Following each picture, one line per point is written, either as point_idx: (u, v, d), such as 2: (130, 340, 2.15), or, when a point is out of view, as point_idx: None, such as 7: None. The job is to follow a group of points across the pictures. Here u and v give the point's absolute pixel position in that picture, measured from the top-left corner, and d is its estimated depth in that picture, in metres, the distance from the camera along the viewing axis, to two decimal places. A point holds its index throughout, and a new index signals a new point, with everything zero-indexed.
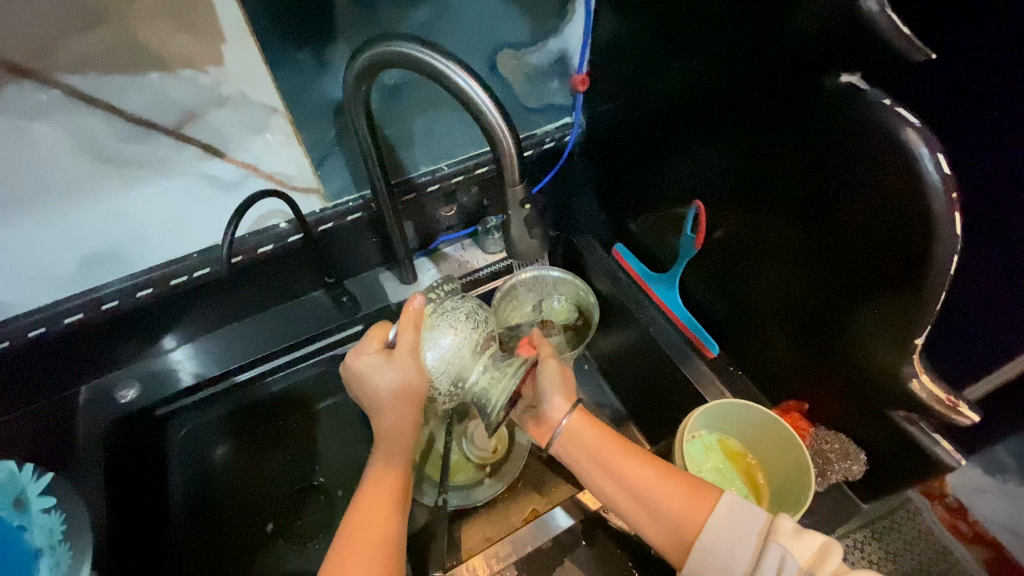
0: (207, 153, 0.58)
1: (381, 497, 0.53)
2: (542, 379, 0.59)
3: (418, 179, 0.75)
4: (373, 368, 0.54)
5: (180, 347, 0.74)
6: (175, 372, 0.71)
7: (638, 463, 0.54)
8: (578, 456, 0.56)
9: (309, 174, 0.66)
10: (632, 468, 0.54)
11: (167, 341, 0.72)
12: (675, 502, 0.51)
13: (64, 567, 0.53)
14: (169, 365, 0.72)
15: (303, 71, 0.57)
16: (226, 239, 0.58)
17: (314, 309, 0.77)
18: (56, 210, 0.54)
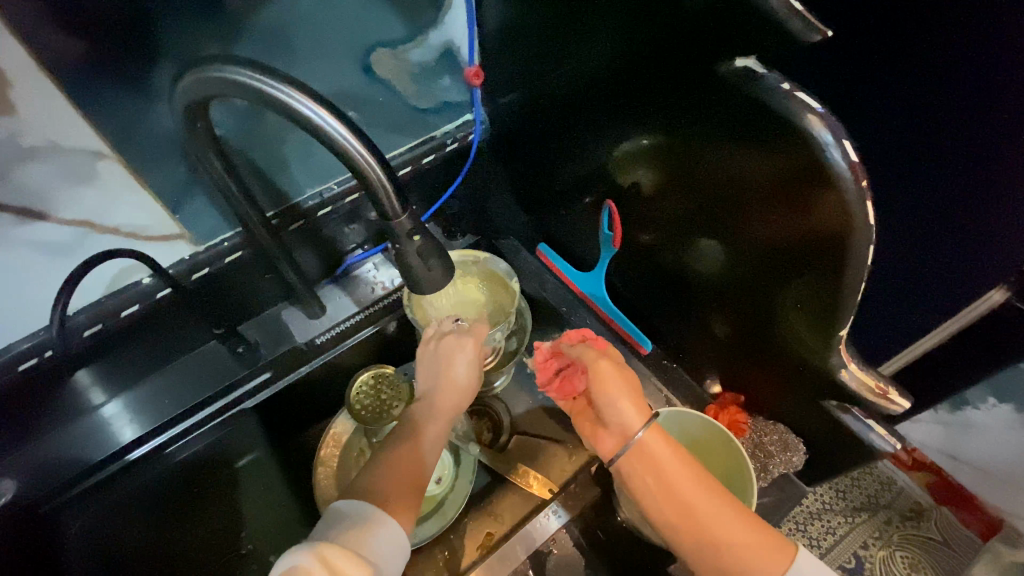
0: (24, 216, 0.47)
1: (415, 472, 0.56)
2: (607, 385, 0.52)
3: (305, 204, 0.67)
4: (462, 361, 0.60)
5: (110, 401, 0.66)
6: (109, 430, 0.65)
7: (719, 506, 0.48)
8: (644, 474, 0.50)
9: (166, 220, 0.56)
10: (699, 496, 0.48)
11: (93, 396, 0.65)
12: (747, 551, 0.47)
13: None
14: (100, 422, 0.65)
15: (130, 106, 0.47)
16: (58, 316, 0.52)
17: (209, 364, 0.69)
18: None
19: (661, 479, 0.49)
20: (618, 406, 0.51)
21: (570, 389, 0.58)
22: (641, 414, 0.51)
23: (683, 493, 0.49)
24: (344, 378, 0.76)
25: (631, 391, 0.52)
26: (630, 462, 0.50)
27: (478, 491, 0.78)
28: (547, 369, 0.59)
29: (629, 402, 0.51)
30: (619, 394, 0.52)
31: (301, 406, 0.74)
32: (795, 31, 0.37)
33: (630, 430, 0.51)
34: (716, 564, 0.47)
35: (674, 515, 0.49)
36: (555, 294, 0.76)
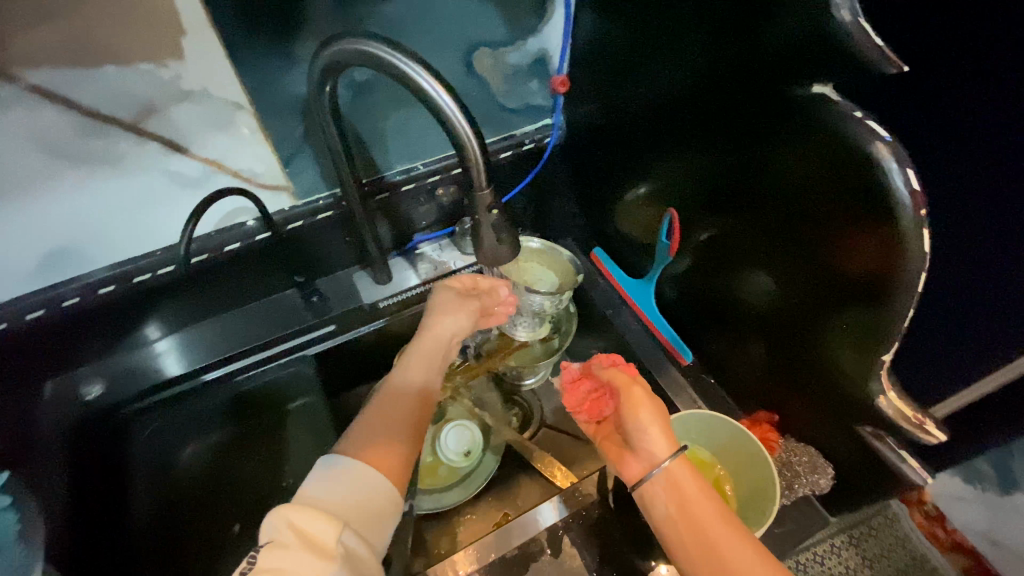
0: (169, 147, 0.56)
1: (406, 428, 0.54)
2: (633, 406, 0.52)
3: (393, 178, 0.74)
4: (448, 306, 0.64)
5: (163, 338, 0.73)
6: (157, 363, 0.71)
7: (749, 552, 0.44)
8: (667, 501, 0.48)
9: (277, 171, 0.64)
10: (730, 541, 0.45)
11: (149, 332, 0.71)
12: None
13: (16, 566, 0.54)
14: (151, 356, 0.71)
15: (271, 68, 0.55)
16: (185, 238, 0.57)
17: (282, 310, 0.76)
18: (12, 206, 0.53)
19: (682, 509, 0.47)
20: (643, 428, 0.51)
21: (597, 412, 0.56)
22: (668, 440, 0.50)
23: (711, 534, 0.45)
24: (396, 344, 0.81)
25: (660, 418, 0.51)
26: (655, 488, 0.49)
27: (502, 472, 0.81)
28: (575, 391, 0.57)
29: (655, 427, 0.51)
30: (648, 419, 0.51)
31: (356, 363, 0.80)
32: (872, 61, 0.40)
33: (657, 457, 0.50)
34: None
35: (696, 553, 0.45)
36: (603, 295, 0.80)
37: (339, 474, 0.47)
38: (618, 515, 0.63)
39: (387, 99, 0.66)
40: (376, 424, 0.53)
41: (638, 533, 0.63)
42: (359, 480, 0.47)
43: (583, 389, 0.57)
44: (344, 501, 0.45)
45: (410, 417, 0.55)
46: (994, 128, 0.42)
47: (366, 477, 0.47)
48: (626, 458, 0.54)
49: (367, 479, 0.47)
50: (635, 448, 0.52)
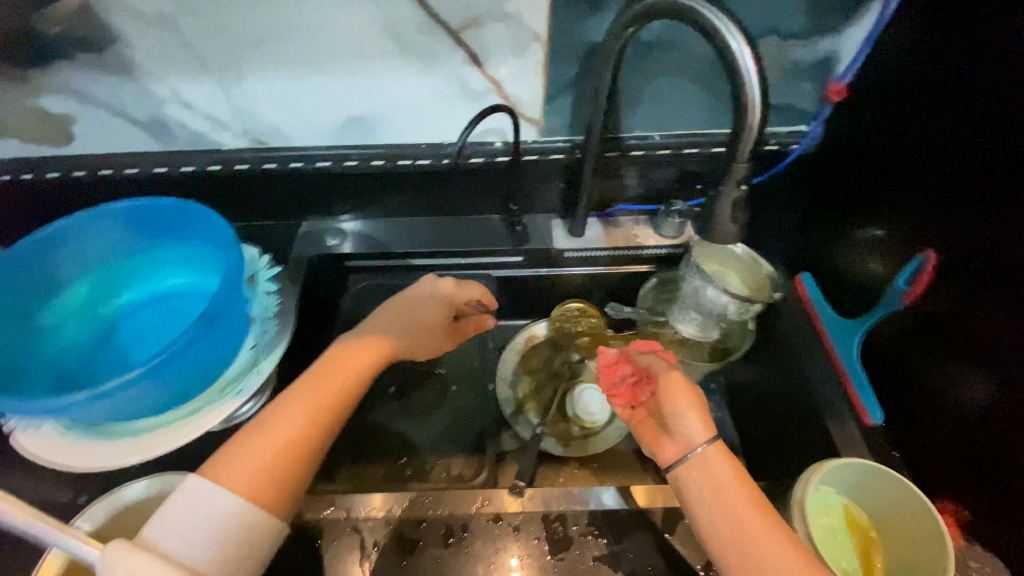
0: (470, 59, 0.64)
1: (317, 398, 0.54)
2: (670, 393, 0.56)
3: (628, 140, 0.76)
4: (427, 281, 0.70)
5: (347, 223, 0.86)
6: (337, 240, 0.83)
7: (773, 534, 0.48)
8: (701, 484, 0.51)
9: (538, 104, 0.70)
10: (754, 522, 0.48)
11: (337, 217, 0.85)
12: None
13: (269, 335, 0.61)
14: (334, 231, 0.84)
15: (577, 10, 0.60)
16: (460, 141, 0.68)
17: (485, 229, 0.85)
18: (347, 74, 0.66)
19: (714, 491, 0.50)
20: (683, 414, 0.55)
21: (634, 397, 0.61)
22: (704, 428, 0.54)
23: (737, 513, 0.49)
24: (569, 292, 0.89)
25: (699, 405, 0.55)
26: (688, 470, 0.52)
27: (623, 449, 0.82)
28: (610, 374, 0.62)
29: (694, 415, 0.54)
30: (685, 407, 0.55)
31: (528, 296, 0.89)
32: None
33: (693, 442, 0.54)
34: None
35: (726, 530, 0.49)
36: (792, 322, 0.75)
37: (197, 504, 0.45)
38: None
39: (661, 64, 0.68)
40: (251, 435, 0.50)
41: None
42: (197, 495, 0.45)
43: (619, 373, 0.62)
44: (204, 541, 0.44)
45: (315, 418, 0.53)
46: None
47: (206, 484, 0.46)
48: (661, 441, 0.57)
49: (225, 507, 0.45)
50: (671, 430, 0.56)
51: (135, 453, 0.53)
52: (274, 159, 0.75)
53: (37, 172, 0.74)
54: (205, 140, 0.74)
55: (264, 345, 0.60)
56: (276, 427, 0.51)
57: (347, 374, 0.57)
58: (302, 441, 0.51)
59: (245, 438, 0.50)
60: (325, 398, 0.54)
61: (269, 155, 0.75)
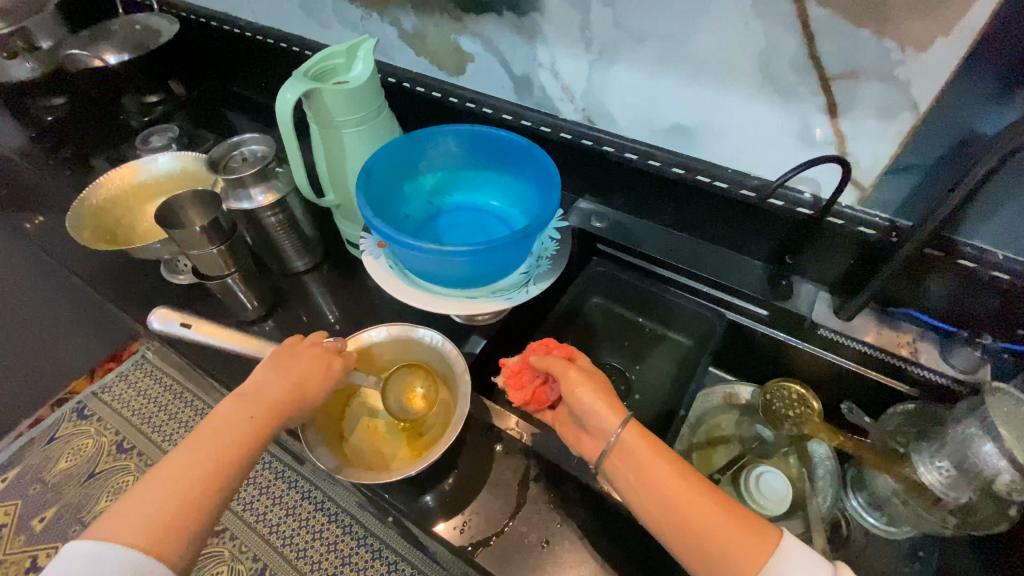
0: (825, 109, 0.64)
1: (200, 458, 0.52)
2: (580, 400, 0.58)
3: (962, 248, 0.66)
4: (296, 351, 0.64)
5: (586, 203, 0.97)
6: (577, 215, 0.95)
7: (692, 491, 0.52)
8: (624, 470, 0.55)
9: (874, 172, 0.67)
10: (673, 482, 0.52)
11: (581, 202, 0.97)
12: (724, 536, 0.49)
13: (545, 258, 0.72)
14: (577, 208, 0.96)
15: (977, 94, 0.55)
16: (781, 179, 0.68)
17: (745, 271, 0.85)
18: (699, 87, 0.71)
19: (633, 469, 0.54)
20: (588, 407, 0.57)
21: (545, 395, 0.65)
22: (613, 414, 0.56)
23: (664, 488, 0.52)
24: (791, 369, 0.85)
25: (596, 394, 0.57)
26: (613, 461, 0.55)
27: None
28: (517, 380, 0.66)
29: (601, 407, 0.57)
30: (586, 398, 0.57)
31: (754, 350, 0.88)
32: None
33: (608, 429, 0.56)
34: (692, 549, 0.50)
35: (642, 493, 0.53)
36: None
37: None
38: None
39: None
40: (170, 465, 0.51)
41: None
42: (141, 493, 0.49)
43: (525, 378, 0.65)
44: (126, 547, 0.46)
45: (223, 466, 0.52)
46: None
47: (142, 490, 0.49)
48: (582, 439, 0.60)
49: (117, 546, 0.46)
50: (585, 428, 0.59)
51: (436, 305, 0.66)
52: (593, 137, 0.86)
53: (432, 90, 0.99)
54: (551, 105, 0.88)
55: (534, 279, 0.69)
56: (148, 488, 0.49)
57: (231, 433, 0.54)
58: (216, 491, 0.51)
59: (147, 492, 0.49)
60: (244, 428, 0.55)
61: (591, 134, 0.86)
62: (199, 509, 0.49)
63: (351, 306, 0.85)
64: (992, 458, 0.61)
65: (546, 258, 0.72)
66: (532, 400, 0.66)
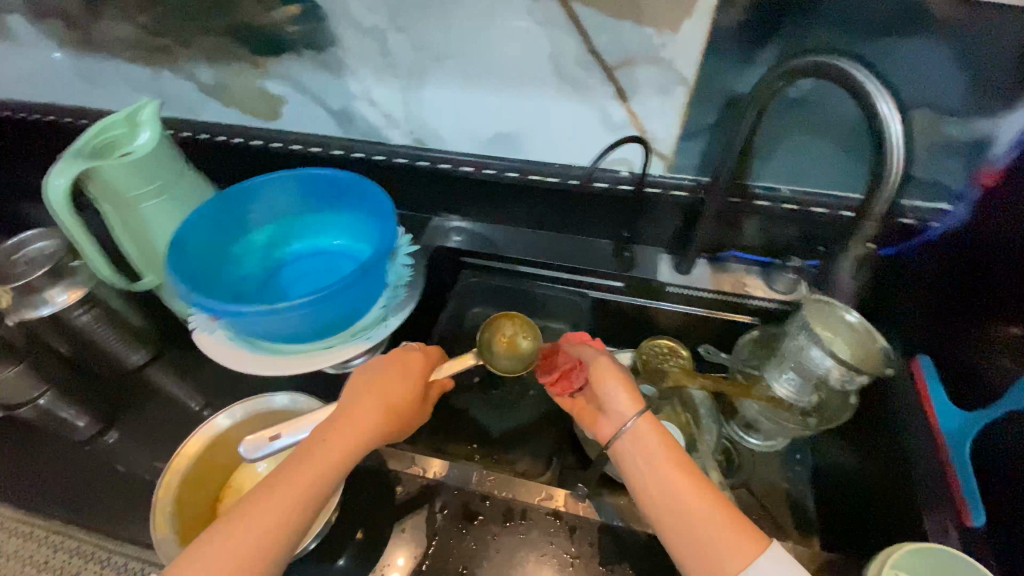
0: (617, 95, 0.71)
1: (269, 511, 0.49)
2: (609, 386, 0.61)
3: (755, 190, 0.77)
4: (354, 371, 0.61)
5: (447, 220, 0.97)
6: (439, 235, 0.95)
7: (694, 489, 0.53)
8: (635, 455, 0.56)
9: (671, 143, 0.75)
10: (677, 477, 0.54)
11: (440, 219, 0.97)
12: (717, 534, 0.50)
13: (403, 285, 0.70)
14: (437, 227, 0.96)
15: (726, 62, 0.65)
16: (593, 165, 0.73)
17: (596, 252, 0.91)
18: (508, 94, 0.75)
19: (647, 457, 0.56)
20: (614, 394, 0.61)
21: (565, 386, 0.69)
22: (633, 404, 0.59)
23: (669, 484, 0.53)
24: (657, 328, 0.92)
25: (627, 385, 0.61)
26: (625, 444, 0.57)
27: None
28: (550, 363, 0.73)
29: (626, 395, 0.60)
30: (614, 386, 0.61)
31: (623, 321, 0.94)
32: None
33: (624, 416, 0.59)
34: (688, 545, 0.51)
35: (657, 499, 0.54)
36: (905, 405, 0.72)
37: None
38: None
39: (821, 116, 0.68)
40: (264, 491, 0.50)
41: None
42: (225, 531, 0.48)
43: (559, 361, 0.71)
44: None
45: (266, 549, 0.48)
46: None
47: (215, 537, 0.48)
48: (597, 421, 0.64)
49: None
50: (603, 409, 0.62)
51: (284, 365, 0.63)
52: (426, 157, 0.87)
53: (251, 140, 0.93)
54: (377, 134, 0.87)
55: (394, 310, 0.67)
56: (242, 522, 0.48)
57: (302, 476, 0.51)
58: (268, 563, 0.48)
59: (234, 538, 0.48)
60: (338, 451, 0.54)
61: (424, 155, 0.87)
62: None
63: (215, 385, 0.77)
64: (822, 361, 0.71)
65: (404, 286, 0.70)
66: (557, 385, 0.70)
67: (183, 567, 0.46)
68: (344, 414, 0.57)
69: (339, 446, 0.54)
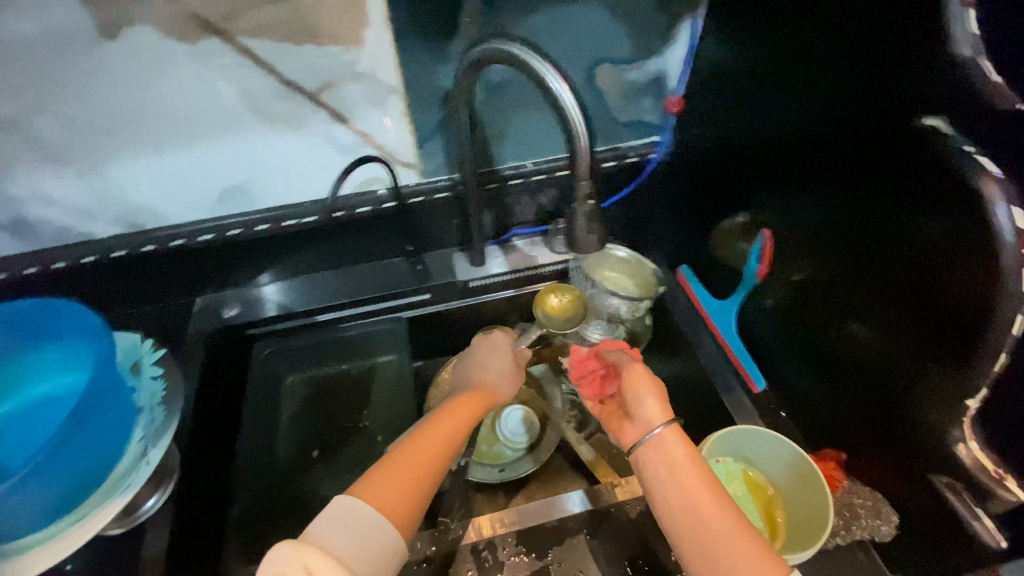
0: (334, 118, 0.69)
1: (422, 463, 0.55)
2: (638, 386, 0.59)
3: (504, 172, 0.83)
4: (487, 351, 0.77)
5: (203, 300, 0.83)
6: (205, 318, 0.80)
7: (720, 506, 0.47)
8: (655, 463, 0.52)
9: (411, 150, 0.75)
10: (704, 492, 0.48)
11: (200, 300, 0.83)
12: (739, 554, 0.44)
13: (156, 419, 0.61)
14: (201, 310, 0.82)
15: (423, 61, 0.66)
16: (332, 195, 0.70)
17: (391, 273, 0.87)
18: (218, 144, 0.68)
19: (670, 469, 0.51)
20: (645, 401, 0.58)
21: (599, 392, 0.69)
22: (663, 413, 0.56)
23: (692, 496, 0.49)
24: (473, 325, 0.91)
25: (657, 391, 0.58)
26: (646, 450, 0.54)
27: (556, 466, 0.83)
28: (581, 367, 0.73)
29: (657, 404, 0.57)
30: (645, 393, 0.58)
31: (439, 334, 0.90)
32: (992, 100, 0.41)
33: (652, 424, 0.56)
34: (710, 568, 0.45)
35: (681, 515, 0.48)
36: (684, 315, 0.83)
37: None
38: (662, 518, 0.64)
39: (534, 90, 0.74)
40: (394, 463, 0.54)
41: None
42: (373, 483, 0.51)
43: (590, 366, 0.72)
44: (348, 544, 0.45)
45: (424, 474, 0.55)
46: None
47: (368, 483, 0.51)
48: (625, 430, 0.60)
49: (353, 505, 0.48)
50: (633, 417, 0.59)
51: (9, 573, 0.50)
52: (151, 240, 0.74)
53: None
54: (73, 233, 0.72)
55: (156, 434, 0.60)
56: (399, 471, 0.53)
57: (438, 442, 0.58)
58: (423, 493, 0.53)
59: (398, 466, 0.53)
60: (463, 419, 0.63)
61: (147, 237, 0.74)
62: (412, 514, 0.51)
63: None
64: (614, 304, 0.80)
65: (161, 402, 0.63)
66: (588, 386, 0.71)
67: (363, 494, 0.49)
68: (441, 415, 0.63)
69: (463, 419, 0.63)
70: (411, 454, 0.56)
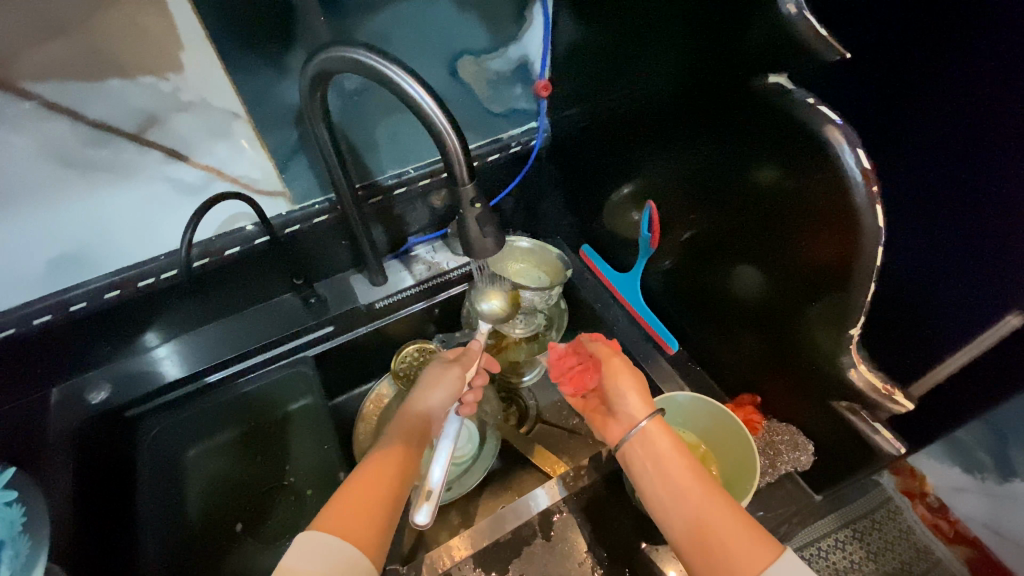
0: (170, 157, 0.60)
1: (376, 493, 0.53)
2: (620, 381, 0.61)
3: (386, 182, 0.78)
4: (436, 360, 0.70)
5: (60, 389, 0.70)
6: (66, 412, 0.68)
7: (703, 487, 0.51)
8: (643, 457, 0.55)
9: (274, 177, 0.69)
10: (686, 477, 0.52)
11: (55, 393, 0.70)
12: (724, 530, 0.48)
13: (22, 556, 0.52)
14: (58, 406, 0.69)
15: (262, 79, 0.60)
16: (185, 242, 0.60)
17: (283, 311, 0.79)
18: (28, 212, 0.57)
19: (657, 460, 0.55)
20: (625, 397, 0.60)
21: (584, 386, 0.66)
22: (646, 407, 0.59)
23: (678, 481, 0.52)
24: (389, 346, 0.86)
25: (638, 386, 0.61)
26: (633, 446, 0.57)
27: (501, 467, 0.81)
28: (563, 363, 0.68)
29: (638, 396, 0.60)
30: (627, 387, 0.61)
31: (354, 365, 0.85)
32: (818, 51, 0.44)
33: (637, 419, 0.59)
34: (699, 545, 0.48)
35: (670, 503, 0.52)
36: (592, 290, 0.86)
37: None
38: (613, 499, 0.64)
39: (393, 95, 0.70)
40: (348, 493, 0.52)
41: (631, 521, 0.63)
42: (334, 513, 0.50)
43: (569, 362, 0.68)
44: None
45: (385, 498, 0.53)
46: (954, 100, 0.39)
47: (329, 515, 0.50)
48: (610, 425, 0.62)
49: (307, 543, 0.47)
50: (615, 414, 0.61)
51: None
52: None
53: None
54: None
55: (24, 567, 0.52)
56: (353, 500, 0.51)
57: (392, 468, 0.56)
58: (380, 522, 0.51)
59: (348, 500, 0.51)
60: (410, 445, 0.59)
61: None
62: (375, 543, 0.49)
63: None
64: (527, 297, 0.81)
65: (23, 529, 0.54)
66: (568, 384, 0.67)
67: (331, 524, 0.49)
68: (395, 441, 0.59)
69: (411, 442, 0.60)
70: (367, 488, 0.53)
